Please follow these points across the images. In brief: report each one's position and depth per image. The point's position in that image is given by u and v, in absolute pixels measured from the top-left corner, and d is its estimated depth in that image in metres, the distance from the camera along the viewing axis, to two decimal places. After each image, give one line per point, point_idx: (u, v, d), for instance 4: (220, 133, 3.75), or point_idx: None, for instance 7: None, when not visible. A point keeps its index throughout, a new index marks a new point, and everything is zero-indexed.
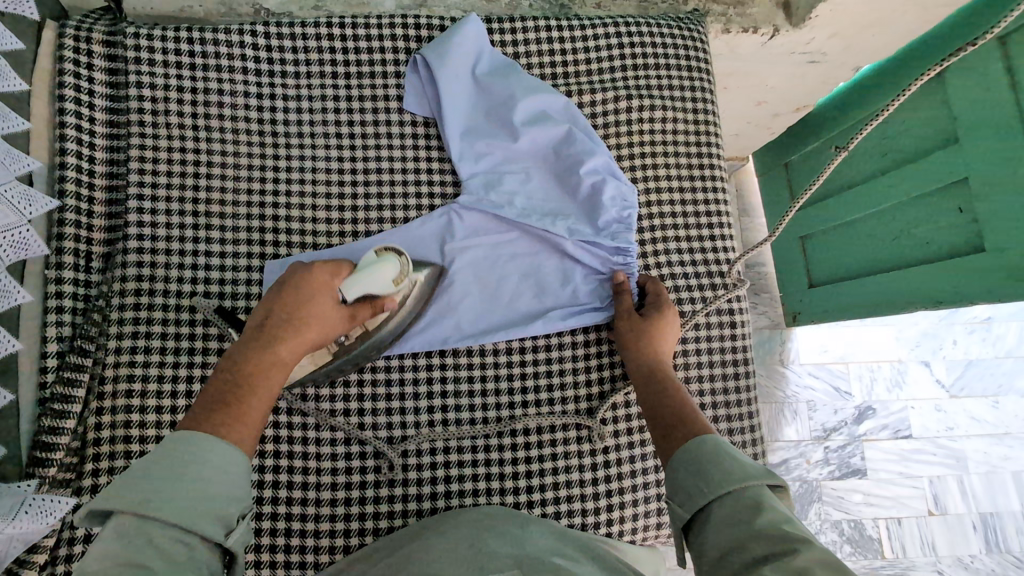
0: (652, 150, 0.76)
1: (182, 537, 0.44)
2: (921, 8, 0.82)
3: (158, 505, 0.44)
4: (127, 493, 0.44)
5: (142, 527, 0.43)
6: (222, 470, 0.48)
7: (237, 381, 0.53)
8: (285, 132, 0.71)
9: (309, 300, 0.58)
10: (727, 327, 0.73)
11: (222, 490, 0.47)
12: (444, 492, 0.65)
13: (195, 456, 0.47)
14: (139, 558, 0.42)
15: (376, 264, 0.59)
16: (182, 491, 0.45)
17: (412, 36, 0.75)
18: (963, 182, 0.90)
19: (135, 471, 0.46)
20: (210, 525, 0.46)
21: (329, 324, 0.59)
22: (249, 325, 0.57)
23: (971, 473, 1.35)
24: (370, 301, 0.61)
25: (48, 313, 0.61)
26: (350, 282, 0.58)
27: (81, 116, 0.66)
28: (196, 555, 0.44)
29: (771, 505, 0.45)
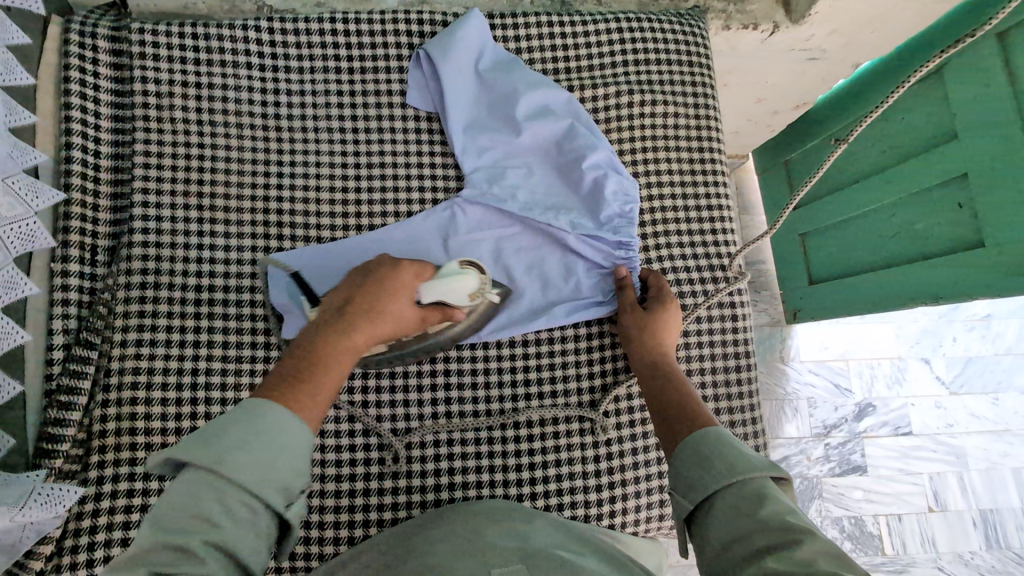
0: (654, 144, 0.77)
1: (248, 502, 0.43)
2: (920, 4, 0.83)
3: (231, 466, 0.43)
4: (203, 447, 0.44)
5: (213, 484, 0.43)
6: (293, 445, 0.46)
7: (313, 354, 0.52)
8: (290, 126, 0.71)
9: (392, 292, 0.58)
10: (729, 320, 0.74)
11: (290, 465, 0.46)
12: (448, 484, 0.66)
13: (270, 426, 0.46)
14: (208, 515, 0.41)
15: (457, 275, 0.64)
16: (255, 458, 0.44)
17: (415, 32, 0.75)
18: (962, 178, 0.90)
19: (214, 427, 0.45)
20: (274, 494, 0.45)
21: (401, 320, 0.58)
22: (329, 307, 0.57)
23: (971, 469, 1.36)
24: (441, 309, 0.62)
25: (54, 306, 0.61)
26: (430, 286, 0.62)
27: (87, 110, 0.67)
28: (258, 523, 0.44)
29: (775, 496, 0.45)
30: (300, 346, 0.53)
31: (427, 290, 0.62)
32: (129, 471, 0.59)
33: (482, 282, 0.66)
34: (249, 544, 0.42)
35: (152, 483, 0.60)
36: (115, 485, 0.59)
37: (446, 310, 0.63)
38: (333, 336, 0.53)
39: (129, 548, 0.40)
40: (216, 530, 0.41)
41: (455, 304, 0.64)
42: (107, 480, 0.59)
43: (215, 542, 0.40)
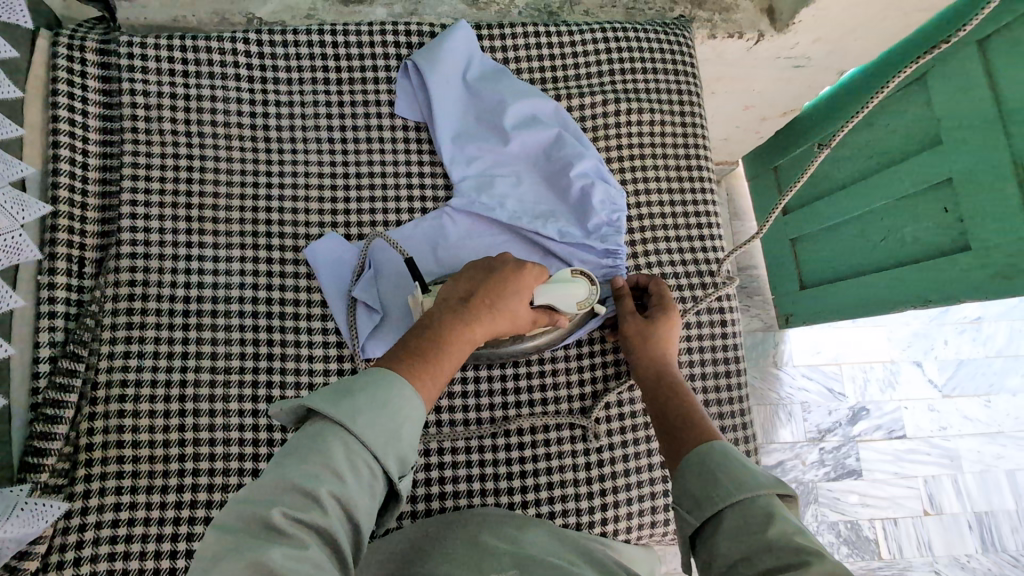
0: (641, 152, 0.77)
1: (369, 464, 0.43)
2: (901, 12, 0.84)
3: (360, 425, 0.43)
4: (335, 401, 0.44)
5: (340, 438, 0.43)
6: (414, 418, 0.46)
7: (436, 337, 0.53)
8: (278, 137, 0.71)
9: (513, 290, 0.58)
10: (718, 326, 0.74)
11: (410, 439, 0.46)
12: (439, 493, 0.65)
13: (397, 395, 0.46)
14: (332, 468, 0.41)
15: (568, 283, 0.62)
16: (381, 421, 0.44)
17: (402, 42, 0.76)
18: (947, 182, 0.91)
19: (343, 384, 0.46)
20: (392, 463, 0.44)
21: (513, 321, 0.59)
22: (451, 296, 0.58)
23: (965, 472, 1.36)
24: (548, 313, 0.62)
25: (41, 319, 0.61)
26: (544, 290, 0.61)
27: (75, 122, 0.67)
28: (375, 485, 0.43)
29: (782, 516, 0.44)
30: (423, 326, 0.54)
31: (539, 293, 0.61)
32: (117, 484, 0.59)
33: (592, 292, 0.63)
34: (365, 506, 0.42)
35: (139, 496, 0.59)
36: (101, 500, 0.58)
37: (553, 314, 0.62)
38: (457, 325, 0.54)
39: (256, 484, 0.40)
40: (339, 484, 0.41)
41: (563, 311, 0.62)
42: (94, 495, 0.58)
43: (337, 497, 0.40)
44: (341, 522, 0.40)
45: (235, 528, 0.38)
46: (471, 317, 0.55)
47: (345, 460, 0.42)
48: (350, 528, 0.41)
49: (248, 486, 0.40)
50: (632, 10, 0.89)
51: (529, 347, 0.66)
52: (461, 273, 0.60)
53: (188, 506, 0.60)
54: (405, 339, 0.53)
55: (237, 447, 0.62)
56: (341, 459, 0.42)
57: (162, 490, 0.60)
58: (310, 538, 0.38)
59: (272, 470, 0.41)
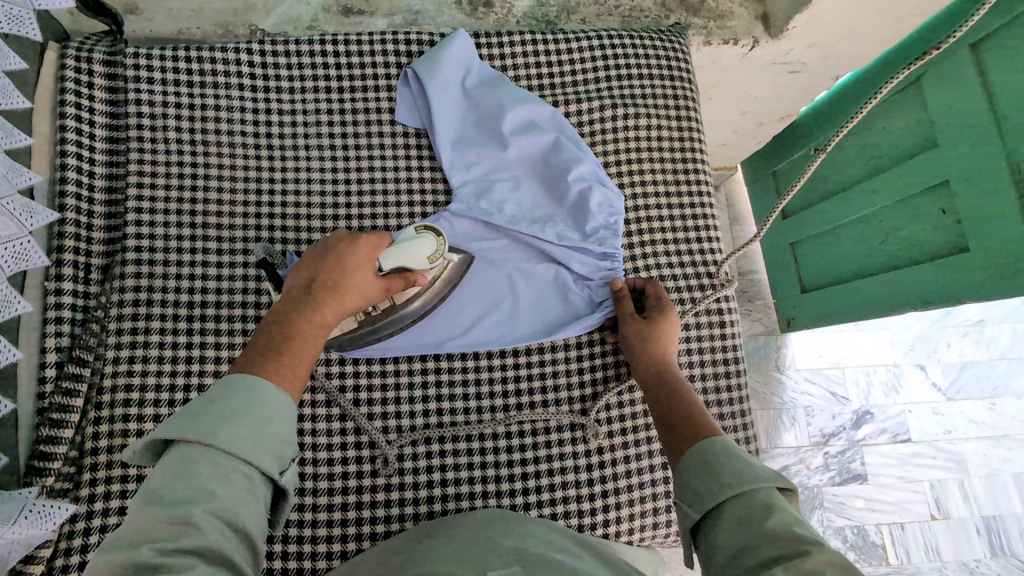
0: (638, 156, 0.78)
1: (242, 470, 0.44)
2: (895, 17, 0.86)
3: (223, 437, 0.44)
4: (191, 425, 0.45)
5: (207, 456, 0.44)
6: (282, 412, 0.49)
7: (281, 332, 0.54)
8: (281, 144, 0.73)
9: (353, 264, 0.59)
10: (717, 327, 0.75)
11: (280, 432, 0.48)
12: (440, 496, 0.66)
13: (256, 396, 0.48)
14: (202, 487, 0.42)
15: (413, 241, 0.62)
16: (247, 428, 0.46)
17: (402, 52, 0.77)
18: (945, 184, 0.92)
19: (200, 405, 0.46)
20: (268, 462, 0.46)
21: (364, 294, 0.60)
22: (291, 289, 0.58)
23: (971, 475, 1.35)
24: (403, 275, 0.63)
25: (47, 324, 0.62)
26: (390, 254, 0.61)
27: (82, 132, 0.68)
28: (255, 490, 0.45)
29: (781, 506, 0.45)
30: (271, 322, 0.55)
31: (385, 259, 0.61)
32: (121, 488, 0.60)
33: (440, 244, 0.64)
34: (249, 512, 0.43)
35: None
36: (106, 503, 0.59)
37: (408, 275, 0.63)
38: (301, 313, 0.55)
39: (121, 531, 0.39)
40: (212, 501, 0.42)
41: (417, 269, 0.63)
42: (99, 498, 0.59)
43: (214, 512, 0.41)
44: (225, 535, 0.41)
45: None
46: (314, 303, 0.56)
47: (215, 475, 0.43)
48: (238, 538, 0.42)
49: (111, 537, 0.39)
50: (628, 17, 0.91)
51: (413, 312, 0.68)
52: (298, 265, 0.60)
53: None
54: (252, 343, 0.53)
55: None
56: (211, 476, 0.43)
57: None
58: (194, 560, 0.39)
59: (137, 511, 0.40)
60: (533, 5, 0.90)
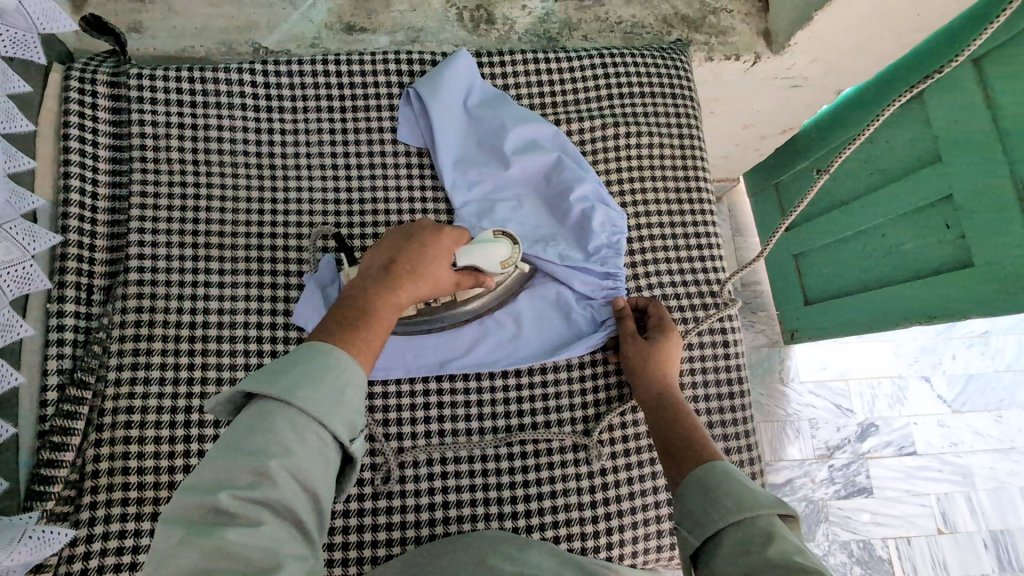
0: (640, 174, 0.78)
1: (317, 433, 0.43)
2: (896, 33, 0.86)
3: (302, 397, 0.43)
4: (273, 381, 0.44)
5: (284, 412, 0.43)
6: (357, 382, 0.46)
7: (362, 307, 0.52)
8: (283, 164, 0.73)
9: (432, 252, 0.59)
10: (720, 346, 0.74)
11: (355, 400, 0.46)
12: (442, 518, 0.65)
13: (335, 364, 0.46)
14: (278, 443, 0.41)
15: (491, 243, 0.65)
16: (324, 391, 0.44)
17: (404, 71, 0.78)
18: (949, 199, 0.91)
19: (281, 362, 0.45)
20: (342, 428, 0.44)
21: (435, 283, 0.59)
22: (367, 270, 0.57)
23: (978, 489, 1.34)
24: (474, 274, 0.64)
25: (49, 346, 0.62)
26: (467, 252, 0.63)
27: (86, 153, 0.69)
28: (327, 453, 0.43)
29: (782, 535, 0.44)
30: (349, 294, 0.53)
31: (461, 254, 0.63)
32: (121, 512, 0.59)
33: (514, 252, 0.66)
34: (321, 475, 0.42)
35: (144, 523, 0.59)
36: (106, 527, 0.59)
37: (479, 276, 0.65)
38: (380, 290, 0.54)
39: (199, 472, 0.39)
40: (288, 457, 0.41)
41: (487, 271, 0.65)
42: (99, 522, 0.59)
43: (289, 470, 0.40)
44: (297, 495, 0.40)
45: (183, 518, 0.38)
46: (393, 281, 0.55)
47: (290, 432, 0.42)
48: (308, 499, 0.41)
49: (191, 474, 0.39)
50: (630, 34, 0.91)
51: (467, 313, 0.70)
52: (377, 247, 0.60)
53: None
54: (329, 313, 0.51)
55: None
56: (288, 434, 0.42)
57: None
58: (264, 516, 0.38)
59: (217, 454, 0.40)
60: (535, 23, 0.90)
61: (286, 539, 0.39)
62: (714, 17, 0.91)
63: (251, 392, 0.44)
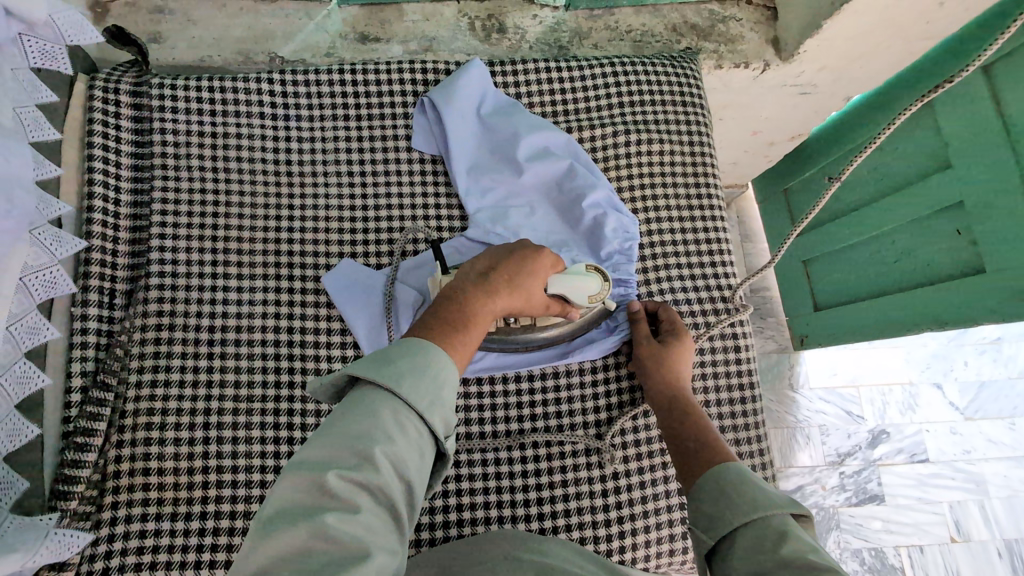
0: (650, 181, 0.79)
1: (415, 424, 0.43)
2: (904, 41, 0.86)
3: (406, 388, 0.44)
4: (378, 368, 0.44)
5: (387, 401, 0.43)
6: (450, 380, 0.46)
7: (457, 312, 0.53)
8: (300, 170, 0.74)
9: (529, 271, 0.60)
10: (731, 351, 0.74)
11: (450, 397, 0.46)
12: (456, 521, 0.65)
13: (436, 361, 0.46)
14: (382, 430, 0.42)
15: (581, 277, 0.67)
16: (425, 385, 0.44)
17: (419, 80, 0.79)
18: (959, 206, 0.91)
19: (386, 351, 0.46)
20: (438, 423, 0.44)
21: (527, 299, 0.60)
22: (465, 277, 0.58)
23: (992, 497, 1.32)
24: (562, 303, 0.66)
25: (73, 349, 0.63)
26: (559, 281, 0.65)
27: (109, 160, 0.70)
28: (424, 446, 0.44)
29: (795, 534, 0.44)
30: (445, 301, 0.54)
31: (553, 283, 0.65)
32: (142, 512, 0.60)
33: (604, 287, 0.68)
34: (416, 466, 0.42)
35: (164, 523, 0.60)
36: (127, 527, 0.60)
37: (566, 306, 0.67)
38: (479, 300, 0.55)
39: (308, 450, 0.41)
40: (390, 445, 0.41)
41: (575, 304, 0.67)
42: (119, 522, 0.60)
43: (389, 458, 0.41)
44: (395, 483, 0.41)
45: (291, 495, 0.39)
46: (491, 290, 0.56)
47: (392, 421, 0.42)
48: (403, 490, 0.42)
49: (300, 451, 0.41)
50: (640, 42, 0.92)
51: (543, 339, 0.71)
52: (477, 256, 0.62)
53: (211, 533, 0.61)
54: (427, 315, 0.53)
55: (258, 475, 0.63)
56: (390, 421, 0.42)
57: (185, 517, 0.61)
58: (363, 500, 0.39)
59: (324, 435, 0.41)
60: (546, 31, 0.91)
61: (379, 527, 0.39)
62: (723, 25, 0.92)
63: (357, 377, 0.44)
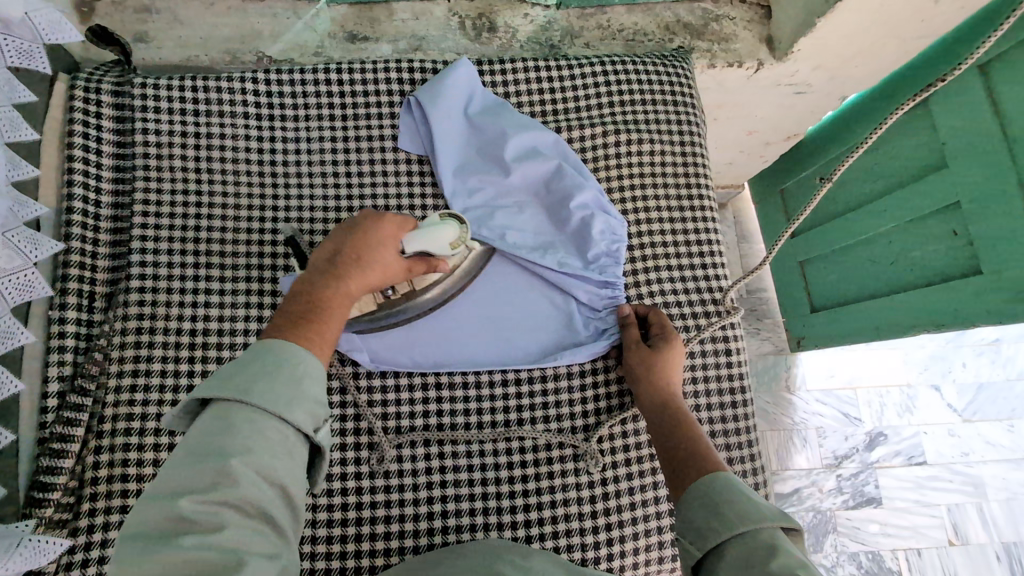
0: (641, 182, 0.78)
1: (277, 427, 0.42)
2: (898, 39, 0.85)
3: (259, 395, 0.42)
4: (228, 382, 0.43)
5: (242, 412, 0.42)
6: (313, 371, 0.46)
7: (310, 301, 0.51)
8: (284, 171, 0.73)
9: (378, 240, 0.57)
10: (723, 354, 0.73)
11: (313, 390, 0.45)
12: (442, 528, 0.64)
13: (288, 356, 0.46)
14: (238, 442, 0.40)
15: (436, 226, 0.61)
16: (281, 387, 0.43)
17: (406, 79, 0.78)
18: (956, 207, 0.90)
19: (235, 363, 0.44)
20: (303, 419, 0.44)
21: (386, 274, 0.58)
22: (315, 261, 0.55)
23: (991, 499, 1.31)
24: (425, 260, 0.62)
25: (50, 353, 0.63)
26: (414, 237, 0.60)
27: (90, 162, 0.69)
28: (290, 445, 0.43)
29: (785, 548, 0.43)
30: (298, 291, 0.52)
31: (410, 241, 0.60)
32: (121, 519, 0.59)
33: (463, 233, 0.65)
34: (283, 467, 0.41)
35: None
36: (105, 534, 0.59)
37: (429, 260, 0.62)
38: (329, 285, 0.52)
39: (159, 481, 0.38)
40: (248, 455, 0.40)
41: (439, 256, 0.62)
42: (97, 529, 0.58)
43: (248, 466, 0.40)
44: (261, 489, 0.40)
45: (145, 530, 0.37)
46: (343, 272, 0.54)
47: (251, 429, 0.41)
48: (275, 494, 0.41)
49: (150, 487, 0.39)
50: (632, 41, 0.91)
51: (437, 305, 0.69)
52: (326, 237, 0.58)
53: None
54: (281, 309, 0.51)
55: None
56: (246, 431, 0.41)
57: None
58: (226, 515, 0.38)
59: (175, 460, 0.39)
60: (537, 31, 0.90)
61: (252, 536, 0.38)
62: (717, 24, 0.91)
63: (208, 397, 0.42)
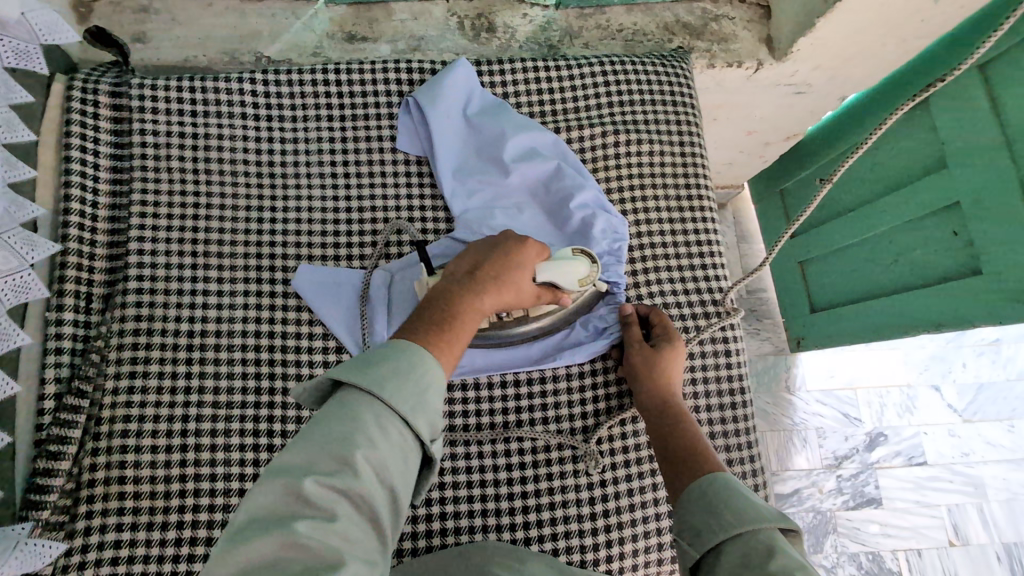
0: (640, 182, 0.77)
1: (399, 427, 0.42)
2: (898, 39, 0.85)
3: (391, 392, 0.42)
4: (362, 371, 0.43)
5: (371, 406, 0.42)
6: (439, 383, 0.45)
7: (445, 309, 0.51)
8: (283, 172, 0.73)
9: (518, 262, 0.59)
10: (722, 356, 0.73)
11: (436, 401, 0.44)
12: (441, 530, 0.64)
13: (422, 363, 0.45)
14: (363, 434, 0.40)
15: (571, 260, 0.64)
16: (410, 389, 0.43)
17: (404, 79, 0.78)
18: (955, 207, 0.90)
19: (370, 355, 0.44)
20: (424, 427, 0.43)
21: (516, 295, 0.58)
22: (456, 272, 0.57)
23: (991, 500, 1.31)
24: (553, 291, 0.64)
25: (47, 355, 0.62)
26: (545, 267, 0.62)
27: (87, 162, 0.69)
28: (407, 449, 0.42)
29: (783, 549, 0.43)
30: (436, 297, 0.53)
31: (542, 270, 0.62)
32: (117, 521, 0.59)
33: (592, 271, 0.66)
34: (398, 472, 0.41)
35: (140, 533, 0.59)
36: (101, 537, 0.58)
37: (557, 292, 0.64)
38: (469, 294, 0.53)
39: (287, 455, 0.39)
40: (371, 449, 0.40)
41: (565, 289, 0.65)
42: (94, 532, 0.58)
43: (369, 462, 0.40)
44: (375, 490, 0.39)
45: (265, 504, 0.37)
46: (480, 286, 0.54)
47: (375, 424, 0.41)
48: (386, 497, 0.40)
49: (278, 458, 0.39)
50: (631, 41, 0.91)
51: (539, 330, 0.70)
52: (466, 250, 0.61)
53: (188, 544, 0.59)
54: (420, 311, 0.51)
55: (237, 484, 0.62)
56: (372, 426, 0.41)
57: (162, 527, 0.59)
58: (341, 507, 0.38)
59: (303, 439, 0.40)
60: (536, 31, 0.90)
61: (359, 534, 0.38)
62: (716, 24, 0.91)
63: (341, 381, 0.43)
